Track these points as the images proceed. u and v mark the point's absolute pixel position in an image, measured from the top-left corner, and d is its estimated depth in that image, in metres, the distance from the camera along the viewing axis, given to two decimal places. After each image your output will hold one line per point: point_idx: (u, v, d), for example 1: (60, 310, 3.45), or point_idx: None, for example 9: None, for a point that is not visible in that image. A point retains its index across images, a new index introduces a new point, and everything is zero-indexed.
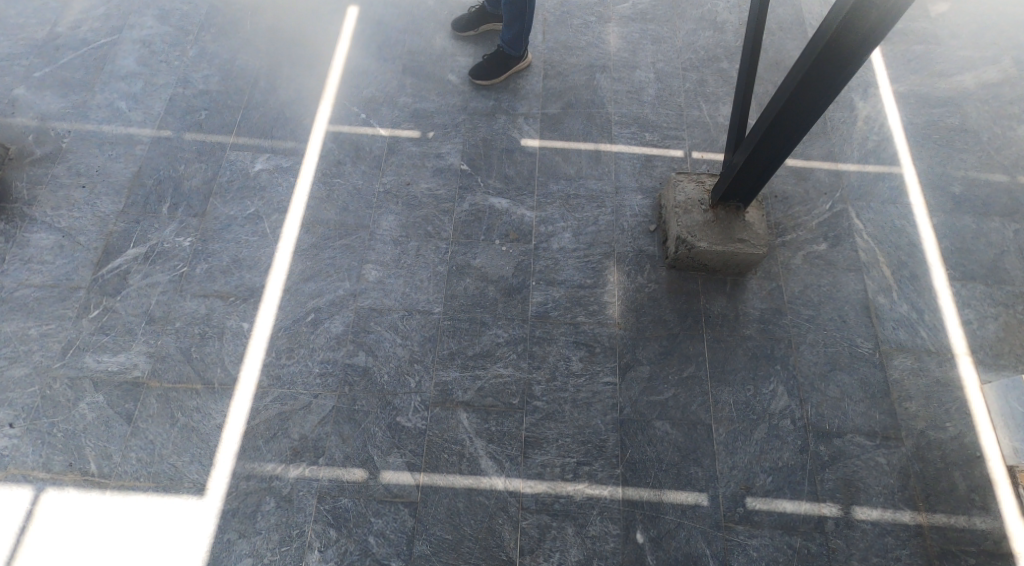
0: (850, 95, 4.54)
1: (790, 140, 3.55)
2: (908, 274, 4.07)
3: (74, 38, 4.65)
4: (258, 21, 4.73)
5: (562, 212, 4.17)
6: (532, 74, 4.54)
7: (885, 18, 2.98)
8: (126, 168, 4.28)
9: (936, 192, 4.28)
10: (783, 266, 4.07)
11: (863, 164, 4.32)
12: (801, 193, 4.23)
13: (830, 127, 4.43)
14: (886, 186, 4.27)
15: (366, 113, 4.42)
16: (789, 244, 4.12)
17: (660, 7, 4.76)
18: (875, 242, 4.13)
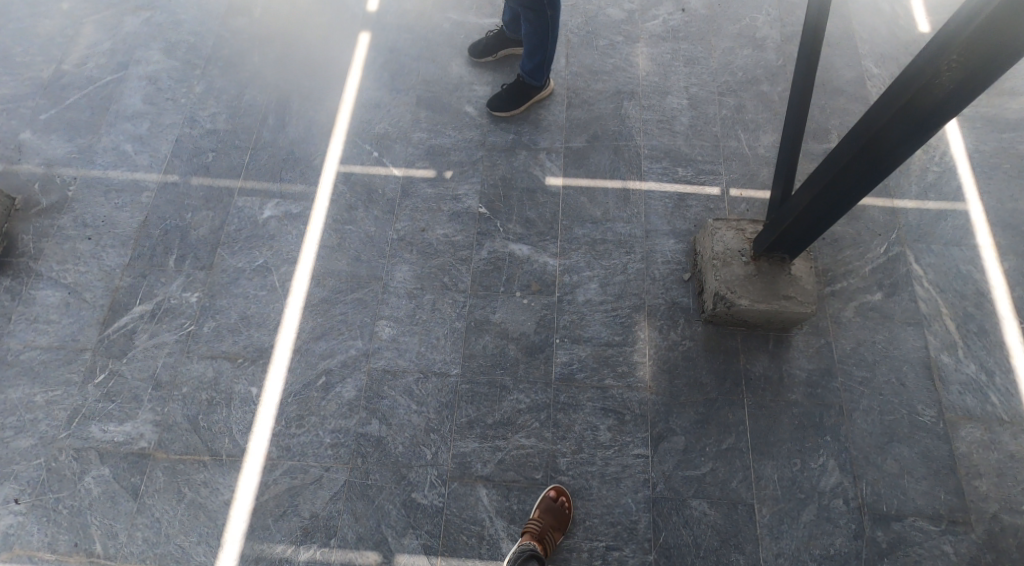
0: None
1: (836, 210, 3.23)
2: (976, 330, 3.70)
3: (79, 76, 4.47)
4: (267, 52, 4.58)
5: (586, 259, 4.00)
6: (555, 103, 4.46)
7: (965, 87, 2.61)
8: (132, 217, 4.07)
9: (1007, 231, 3.90)
10: (831, 320, 3.74)
11: (922, 201, 3.98)
12: (853, 234, 3.88)
13: None
14: (948, 226, 3.92)
15: (379, 151, 4.28)
16: (840, 294, 3.79)
17: (694, 24, 4.74)
18: (937, 291, 3.79)
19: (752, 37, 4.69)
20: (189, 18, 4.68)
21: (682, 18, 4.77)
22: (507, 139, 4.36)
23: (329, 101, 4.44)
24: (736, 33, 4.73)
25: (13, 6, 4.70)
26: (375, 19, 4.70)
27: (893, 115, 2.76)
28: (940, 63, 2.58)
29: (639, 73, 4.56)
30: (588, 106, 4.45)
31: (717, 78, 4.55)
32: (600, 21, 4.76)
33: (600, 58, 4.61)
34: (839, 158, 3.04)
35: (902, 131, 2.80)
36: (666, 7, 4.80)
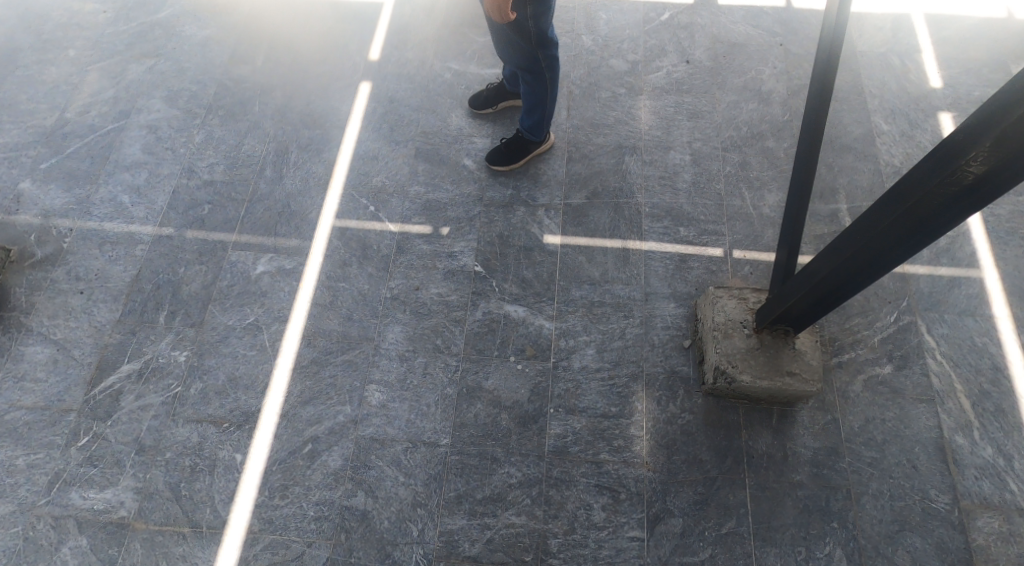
0: None
1: (860, 279, 2.97)
2: (992, 408, 3.79)
3: (82, 125, 4.41)
4: (268, 101, 4.53)
5: (584, 323, 3.91)
6: (554, 157, 4.45)
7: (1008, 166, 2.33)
8: (125, 271, 3.96)
9: (1022, 300, 4.07)
10: (840, 395, 3.79)
11: (934, 267, 4.15)
12: (860, 303, 4.03)
13: None
14: (962, 294, 4.09)
15: (375, 206, 4.23)
16: (847, 366, 3.87)
17: (699, 76, 4.74)
18: (951, 365, 3.89)
19: (758, 90, 4.71)
20: (193, 66, 4.65)
21: (688, 70, 4.77)
22: (506, 193, 4.31)
23: (326, 151, 4.39)
24: (742, 85, 4.73)
25: (20, 53, 4.69)
26: (376, 67, 4.68)
27: (928, 191, 2.48)
28: (988, 134, 2.29)
29: (642, 127, 4.56)
30: (589, 159, 4.45)
31: (721, 132, 4.56)
32: (603, 71, 4.76)
33: (602, 110, 4.62)
34: (862, 230, 2.77)
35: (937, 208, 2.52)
36: (670, 59, 4.80)
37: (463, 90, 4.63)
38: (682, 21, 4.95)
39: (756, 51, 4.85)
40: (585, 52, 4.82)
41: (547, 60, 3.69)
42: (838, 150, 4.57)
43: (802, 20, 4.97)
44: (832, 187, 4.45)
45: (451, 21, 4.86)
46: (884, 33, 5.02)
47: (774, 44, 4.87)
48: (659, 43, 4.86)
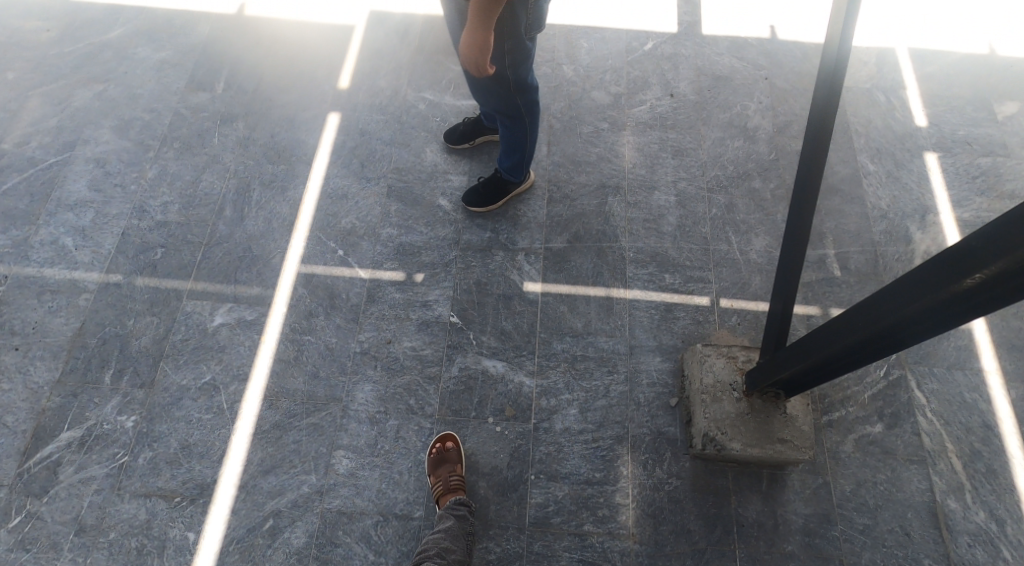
0: (906, 225, 4.31)
1: (848, 363, 2.80)
2: (984, 469, 3.65)
3: (21, 157, 4.11)
4: (227, 133, 4.25)
5: (567, 379, 3.71)
6: (534, 197, 4.22)
7: None
8: (67, 324, 3.65)
9: (1010, 352, 3.89)
10: (831, 457, 3.64)
11: None
12: None
13: (882, 267, 4.18)
14: (952, 346, 3.89)
15: (344, 249, 3.97)
16: (837, 424, 3.72)
17: (683, 111, 4.56)
18: (941, 422, 3.74)
19: (743, 126, 4.54)
20: (147, 92, 4.34)
21: (672, 104, 4.58)
22: (484, 236, 4.08)
23: (291, 189, 4.11)
24: (727, 121, 4.55)
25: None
26: (346, 96, 4.41)
27: (938, 296, 2.31)
28: None
29: (625, 165, 4.36)
30: (571, 200, 4.23)
31: (706, 171, 4.37)
32: (584, 104, 4.55)
33: (584, 147, 4.41)
34: (865, 316, 2.56)
35: (943, 313, 2.35)
36: (654, 92, 4.62)
37: (438, 122, 4.37)
38: (666, 51, 4.76)
39: (741, 84, 4.68)
40: (566, 83, 4.61)
41: (527, 106, 3.47)
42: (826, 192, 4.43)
43: (788, 52, 4.80)
44: (820, 231, 4.30)
45: (425, 47, 4.59)
46: (869, 67, 4.91)
47: (758, 78, 4.71)
48: (643, 75, 4.67)
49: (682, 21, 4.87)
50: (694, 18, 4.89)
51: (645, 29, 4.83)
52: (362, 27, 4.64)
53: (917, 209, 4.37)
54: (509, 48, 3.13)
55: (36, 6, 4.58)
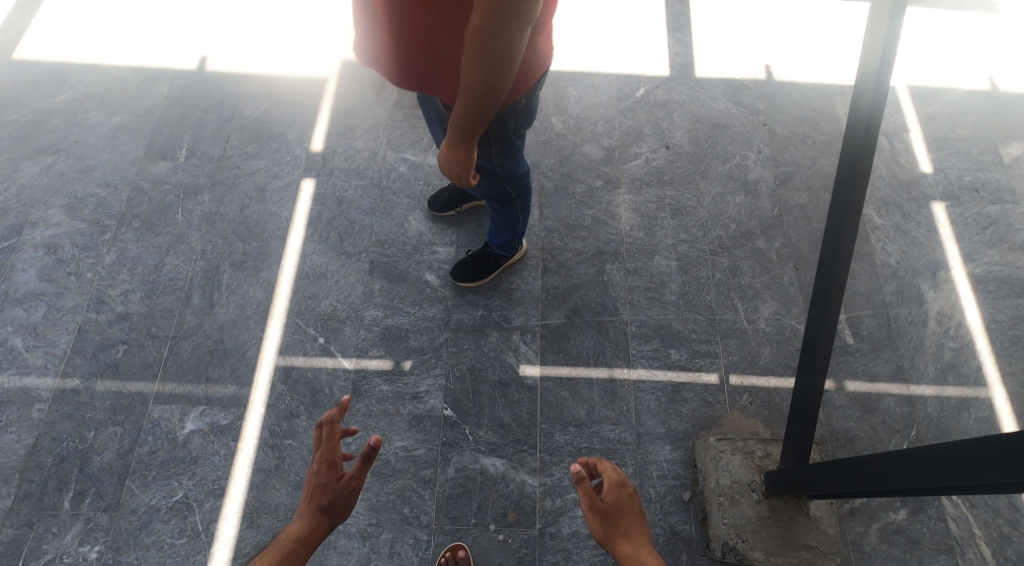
0: (918, 284, 4.00)
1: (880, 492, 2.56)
2: (1014, 556, 3.42)
3: None
4: (191, 208, 3.90)
5: (573, 475, 3.43)
6: (528, 268, 3.92)
7: None
8: (19, 440, 3.34)
9: None
10: (854, 549, 3.42)
11: (941, 386, 3.74)
12: (867, 432, 3.65)
13: (896, 332, 3.86)
14: (974, 418, 3.68)
15: (326, 337, 3.65)
16: (859, 512, 3.48)
17: (681, 164, 4.25)
18: (968, 505, 3.49)
19: (743, 178, 4.24)
20: (100, 164, 3.97)
21: (668, 156, 4.27)
22: (474, 313, 3.78)
23: (265, 269, 3.78)
24: (726, 174, 4.25)
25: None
26: (320, 160, 4.06)
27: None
28: None
29: (622, 227, 4.07)
30: (568, 269, 3.93)
31: (709, 231, 4.08)
32: (576, 159, 4.24)
33: (578, 208, 4.11)
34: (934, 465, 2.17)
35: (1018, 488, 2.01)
36: (648, 143, 4.30)
37: (421, 187, 4.04)
38: (659, 97, 4.44)
39: (739, 132, 4.37)
40: (555, 137, 4.30)
41: (518, 191, 3.26)
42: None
43: (787, 94, 4.48)
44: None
45: (402, 103, 4.25)
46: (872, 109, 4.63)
47: (757, 124, 4.39)
48: (636, 124, 4.35)
49: (675, 63, 4.53)
50: (686, 59, 4.56)
51: (636, 73, 4.51)
52: (335, 79, 4.27)
53: (928, 265, 4.06)
54: (498, 143, 2.88)
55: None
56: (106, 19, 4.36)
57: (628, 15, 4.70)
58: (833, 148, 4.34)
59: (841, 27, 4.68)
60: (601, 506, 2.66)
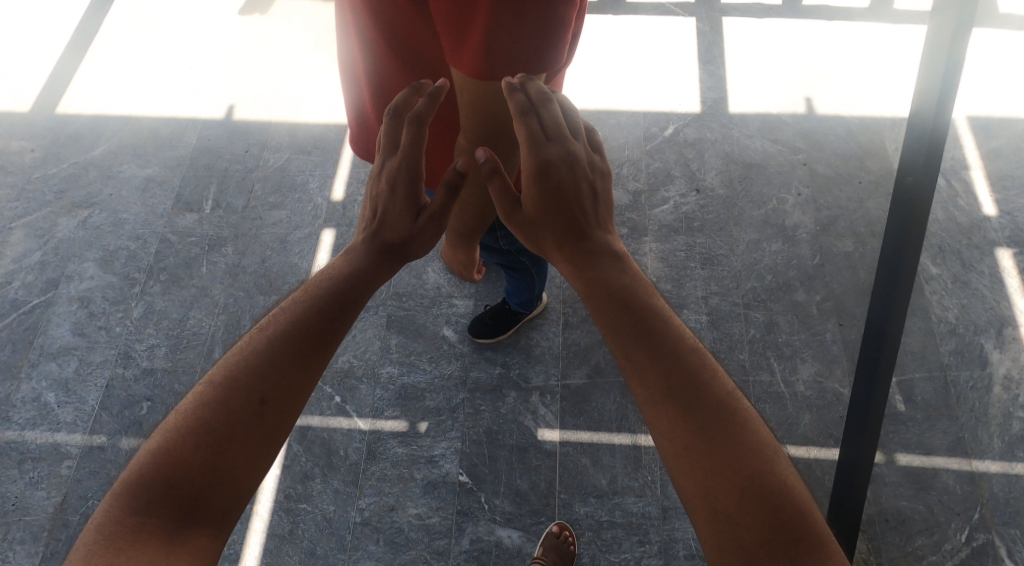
0: (979, 340, 3.67)
1: None
2: None
3: (3, 300, 3.93)
4: (216, 261, 4.02)
5: (593, 552, 3.36)
6: (548, 323, 3.83)
7: None
8: (48, 497, 3.46)
9: None
10: None
11: (1007, 462, 3.38)
12: (922, 513, 3.33)
13: (954, 400, 3.54)
14: None
15: (342, 396, 3.67)
16: None
17: (712, 209, 4.08)
18: None
19: (780, 224, 4.02)
20: (131, 217, 4.15)
21: (700, 201, 4.11)
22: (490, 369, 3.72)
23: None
24: (761, 219, 4.05)
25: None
26: (340, 208, 4.14)
27: None
28: None
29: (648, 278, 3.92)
30: (590, 324, 3.83)
31: (741, 283, 3.89)
32: None
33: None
34: None
35: None
36: (678, 186, 4.15)
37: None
38: (689, 136, 4.27)
39: (777, 173, 4.16)
40: None
41: (532, 259, 3.24)
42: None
43: (826, 129, 4.26)
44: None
45: None
46: None
47: (796, 164, 4.18)
48: (664, 166, 4.20)
49: (706, 99, 4.38)
50: (718, 94, 4.40)
51: (664, 110, 4.36)
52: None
53: (992, 321, 3.71)
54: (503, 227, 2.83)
55: (18, 123, 4.41)
56: (140, 72, 4.54)
57: (658, 48, 4.55)
58: (881, 188, 4.09)
59: (883, 54, 4.46)
60: (522, 220, 2.22)
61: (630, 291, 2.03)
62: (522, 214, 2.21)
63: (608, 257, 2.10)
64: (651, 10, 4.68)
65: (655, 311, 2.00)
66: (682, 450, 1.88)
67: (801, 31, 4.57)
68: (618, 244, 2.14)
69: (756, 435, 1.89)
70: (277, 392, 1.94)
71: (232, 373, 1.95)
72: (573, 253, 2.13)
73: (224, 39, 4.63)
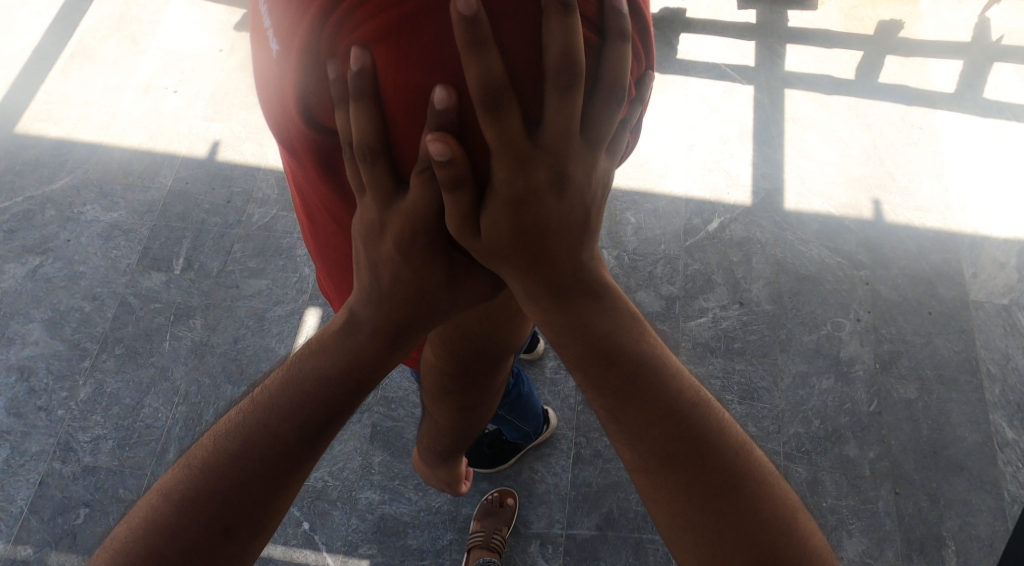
0: None
1: None
2: None
3: None
4: (181, 336, 3.48)
5: None
6: (556, 455, 3.38)
7: None
8: None
9: None
10: None
11: None
12: None
13: None
14: None
15: (311, 522, 3.31)
16: None
17: (756, 328, 3.50)
18: None
19: (834, 354, 3.45)
20: (89, 270, 3.60)
21: (744, 316, 3.53)
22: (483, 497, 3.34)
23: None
24: (812, 346, 3.48)
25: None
26: None
27: None
28: None
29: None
30: (603, 460, 3.37)
31: (783, 426, 3.33)
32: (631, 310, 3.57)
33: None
34: None
35: None
36: (719, 295, 3.56)
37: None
38: (736, 235, 3.66)
39: (834, 292, 3.56)
40: None
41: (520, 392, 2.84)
42: (944, 471, 3.26)
43: (895, 243, 3.64)
44: (937, 532, 3.15)
45: None
46: None
47: (856, 282, 3.58)
48: (705, 269, 3.61)
49: (760, 189, 3.74)
50: (773, 183, 3.76)
51: (709, 197, 3.74)
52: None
53: None
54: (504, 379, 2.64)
55: None
56: (116, 91, 3.98)
57: (707, 120, 3.89)
58: (954, 323, 3.51)
59: (967, 152, 3.82)
60: (478, 248, 1.49)
61: (620, 341, 1.65)
62: (477, 240, 1.48)
63: (591, 295, 1.61)
64: (703, 73, 4.01)
65: (644, 357, 1.67)
66: (681, 516, 1.68)
67: (874, 115, 3.91)
68: (602, 268, 1.63)
69: (766, 487, 1.69)
70: (245, 518, 1.64)
71: (189, 491, 1.64)
72: (546, 294, 1.57)
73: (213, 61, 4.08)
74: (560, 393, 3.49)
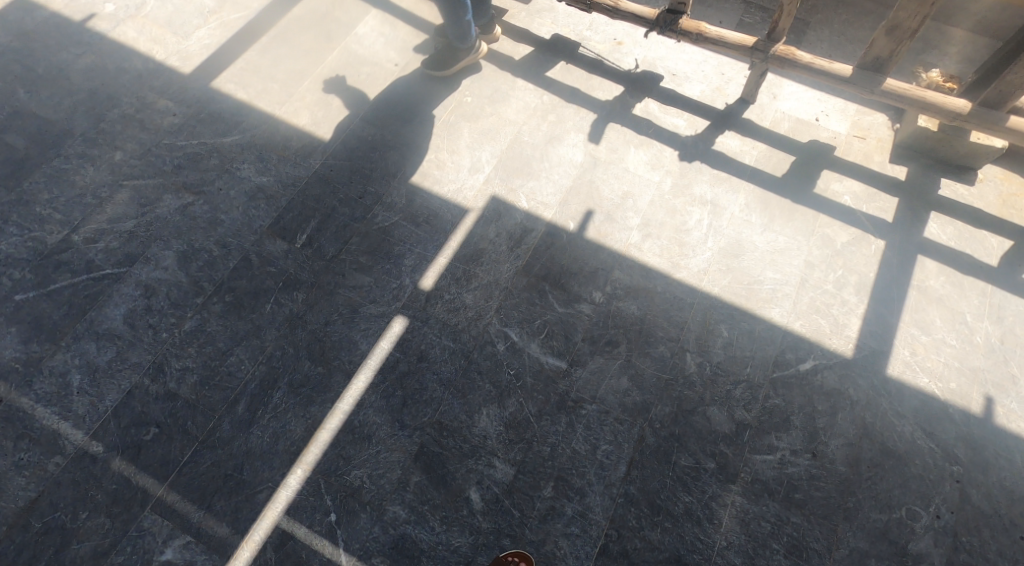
0: None
1: None
2: None
3: (80, 256, 3.97)
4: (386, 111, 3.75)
5: None
6: (583, 537, 3.41)
7: None
8: None
9: None
10: None
11: None
12: None
13: None
14: None
15: (337, 516, 3.51)
16: None
17: (822, 486, 3.39)
18: None
19: (901, 543, 3.30)
20: (228, 221, 4.02)
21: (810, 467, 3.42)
22: (500, 554, 3.41)
23: (316, 405, 3.67)
24: (878, 527, 3.33)
25: (68, 139, 4.22)
26: (425, 301, 3.80)
27: None
28: None
29: (717, 538, 3.37)
30: (627, 562, 3.37)
31: None
32: (699, 423, 3.52)
33: (672, 487, 3.45)
34: None
35: None
36: (792, 438, 3.47)
37: (510, 376, 3.66)
38: (827, 383, 3.53)
39: (916, 478, 3.38)
40: (681, 381, 3.58)
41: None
42: None
43: (999, 450, 3.39)
44: None
45: (532, 269, 3.81)
46: None
47: (945, 476, 3.37)
48: (785, 406, 3.51)
49: (863, 345, 3.57)
50: (880, 344, 3.57)
51: (809, 337, 3.61)
52: (479, 214, 3.94)
53: None
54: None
55: (174, 83, 4.36)
56: (300, 72, 4.36)
57: (827, 262, 3.73)
58: None
59: None
60: None
61: None
62: None
63: None
64: (839, 213, 3.81)
65: None
66: None
67: (1008, 310, 3.61)
68: None
69: None
70: None
71: None
72: None
73: (387, 68, 4.36)
74: (604, 478, 3.48)
